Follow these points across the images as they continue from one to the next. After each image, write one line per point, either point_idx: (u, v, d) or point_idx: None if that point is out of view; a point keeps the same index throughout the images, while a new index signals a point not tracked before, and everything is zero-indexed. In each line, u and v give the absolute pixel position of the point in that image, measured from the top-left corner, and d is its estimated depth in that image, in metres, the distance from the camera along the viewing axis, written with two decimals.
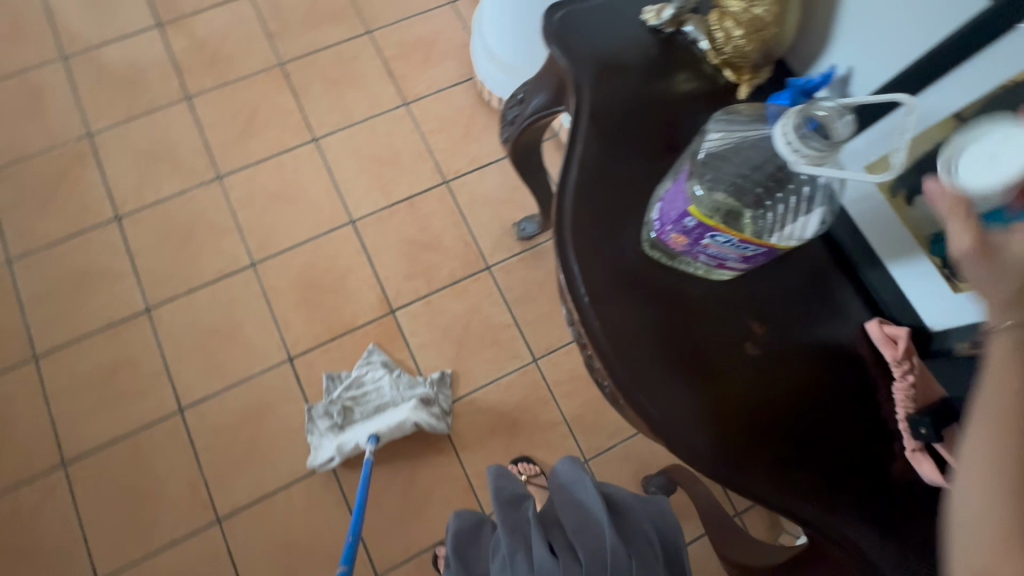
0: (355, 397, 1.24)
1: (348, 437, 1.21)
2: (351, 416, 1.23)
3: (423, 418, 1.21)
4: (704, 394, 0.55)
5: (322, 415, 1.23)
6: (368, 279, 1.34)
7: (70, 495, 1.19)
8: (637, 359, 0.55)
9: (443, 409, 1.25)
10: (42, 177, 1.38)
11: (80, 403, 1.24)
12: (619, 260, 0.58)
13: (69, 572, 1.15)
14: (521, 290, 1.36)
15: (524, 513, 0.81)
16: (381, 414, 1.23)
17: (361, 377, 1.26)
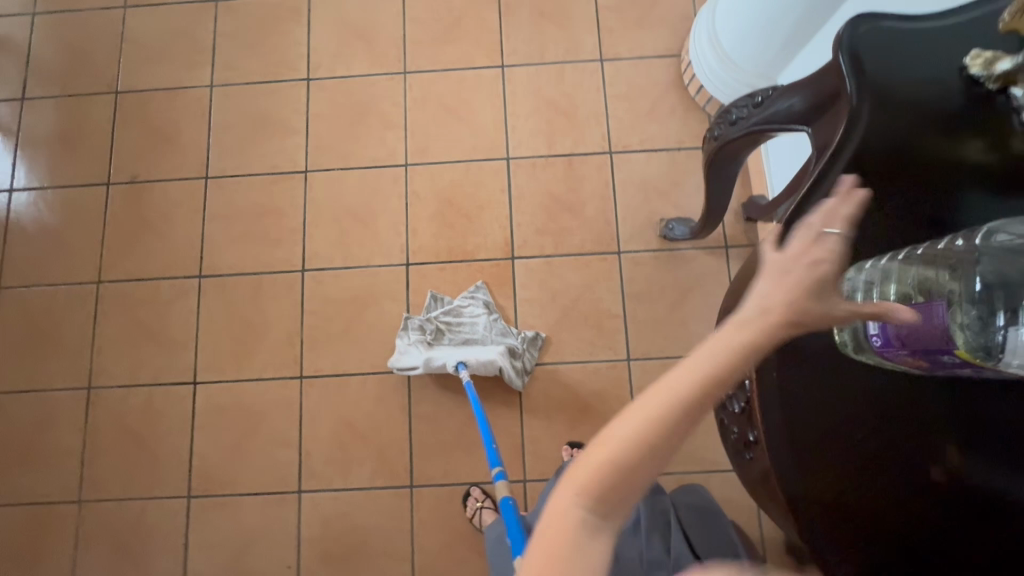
0: (450, 323, 1.28)
1: (436, 353, 1.23)
2: (443, 338, 1.27)
3: (508, 367, 1.23)
4: (858, 497, 0.50)
5: (418, 327, 1.27)
6: (502, 219, 1.35)
7: (197, 304, 1.34)
8: (797, 423, 0.51)
9: (523, 369, 1.26)
10: (259, 19, 1.48)
11: (227, 230, 1.37)
12: (821, 322, 0.52)
13: (176, 365, 1.31)
14: (642, 286, 1.31)
15: (661, 505, 0.97)
16: (470, 348, 1.26)
17: (463, 309, 1.29)
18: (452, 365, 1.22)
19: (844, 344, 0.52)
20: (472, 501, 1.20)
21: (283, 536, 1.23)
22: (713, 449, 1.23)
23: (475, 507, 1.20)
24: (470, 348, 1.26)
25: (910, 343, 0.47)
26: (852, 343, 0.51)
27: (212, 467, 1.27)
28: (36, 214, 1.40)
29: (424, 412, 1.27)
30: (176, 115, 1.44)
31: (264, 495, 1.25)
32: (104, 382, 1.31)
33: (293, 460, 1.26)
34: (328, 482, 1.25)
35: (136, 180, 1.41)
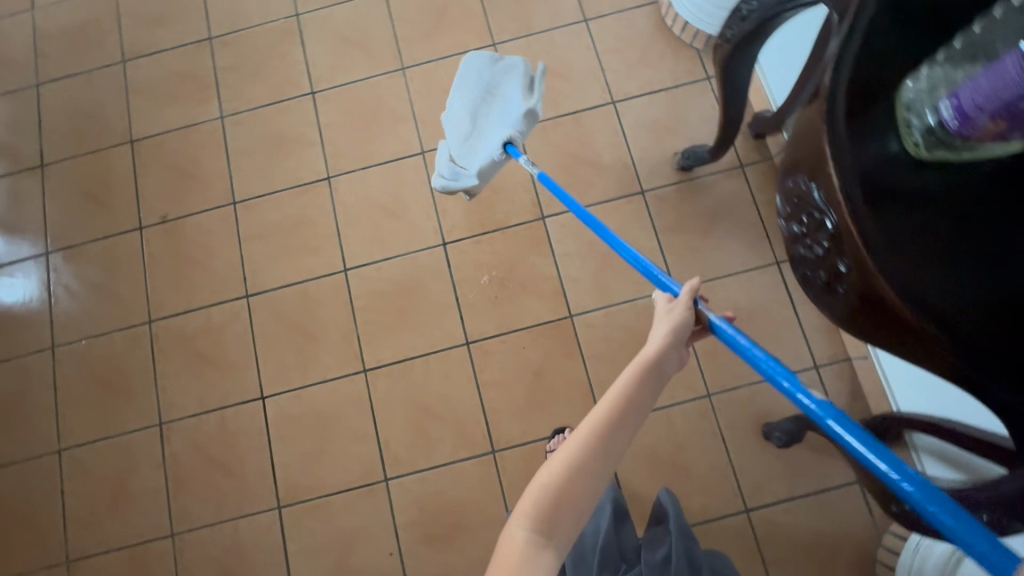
0: (503, 101, 1.15)
1: (459, 100, 1.16)
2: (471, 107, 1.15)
3: (448, 166, 1.17)
4: (965, 287, 0.55)
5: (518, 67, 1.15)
6: (525, 184, 1.39)
7: (250, 323, 1.37)
8: (893, 231, 0.56)
9: (454, 179, 1.18)
10: (255, 48, 1.54)
11: (265, 247, 1.41)
12: (883, 150, 0.58)
13: (241, 384, 1.34)
14: (672, 218, 1.35)
15: (693, 547, 1.01)
16: (468, 137, 1.15)
17: (511, 120, 1.12)
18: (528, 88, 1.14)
19: (916, 146, 0.57)
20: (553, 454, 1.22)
21: (379, 526, 1.25)
22: (773, 356, 1.28)
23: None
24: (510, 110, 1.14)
25: (985, 107, 0.50)
26: (928, 142, 0.56)
27: (296, 476, 1.28)
28: (77, 271, 1.43)
29: (491, 379, 1.30)
30: (195, 151, 1.48)
31: (353, 491, 1.26)
32: (175, 416, 1.33)
33: (373, 452, 1.28)
34: (411, 465, 1.27)
35: (167, 218, 1.45)
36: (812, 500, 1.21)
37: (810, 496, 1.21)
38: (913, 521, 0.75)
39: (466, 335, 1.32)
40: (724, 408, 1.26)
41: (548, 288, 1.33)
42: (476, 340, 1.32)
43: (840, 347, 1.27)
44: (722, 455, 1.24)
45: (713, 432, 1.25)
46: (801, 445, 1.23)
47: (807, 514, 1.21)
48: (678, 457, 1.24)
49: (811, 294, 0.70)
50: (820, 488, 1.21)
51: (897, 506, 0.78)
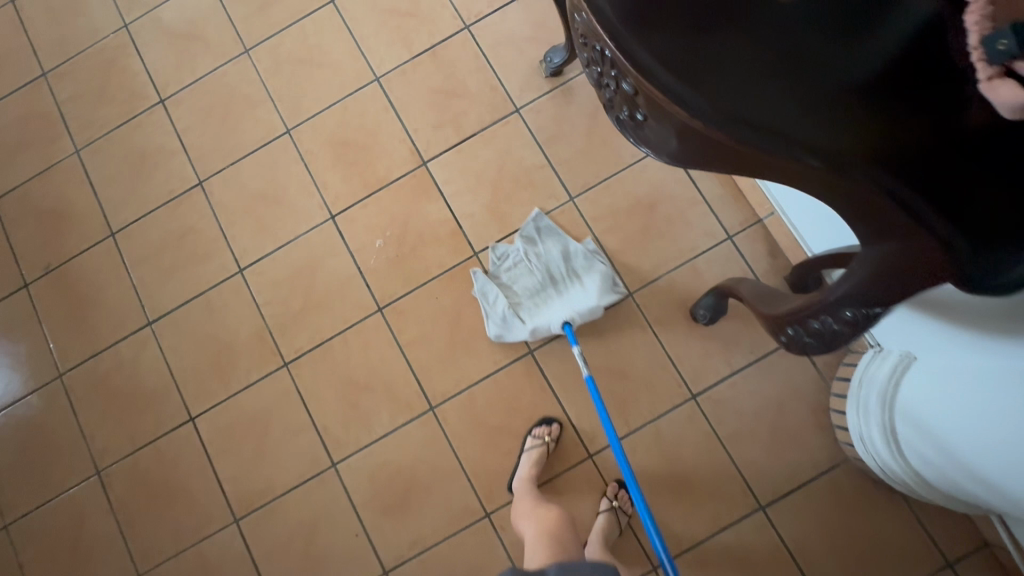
0: (575, 286, 1.22)
1: (534, 258, 1.23)
2: (537, 279, 1.22)
3: (503, 314, 1.21)
4: (747, 65, 0.49)
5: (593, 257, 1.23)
6: (398, 134, 1.33)
7: (160, 349, 1.32)
8: (659, 30, 0.50)
9: (501, 328, 1.21)
10: (92, 71, 1.46)
11: (155, 270, 1.35)
12: None
13: (167, 411, 1.30)
14: (553, 129, 1.30)
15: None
16: (527, 313, 1.21)
17: (570, 299, 1.20)
18: (560, 259, 1.23)
19: None
20: (533, 440, 1.18)
21: (339, 511, 1.22)
22: (685, 238, 1.24)
23: (536, 444, 1.17)
24: (550, 258, 1.23)
25: None
26: None
27: (245, 486, 1.25)
28: None
29: (412, 337, 1.26)
30: (58, 192, 1.41)
31: (304, 484, 1.24)
32: (111, 460, 1.29)
33: (314, 441, 1.25)
34: (355, 444, 1.24)
35: (51, 268, 1.39)
36: (754, 369, 1.18)
37: (751, 365, 1.18)
38: (809, 335, 0.66)
39: (376, 302, 1.28)
40: (649, 303, 1.23)
41: (446, 232, 1.29)
42: (388, 304, 1.27)
43: (749, 211, 1.23)
44: (657, 349, 1.21)
45: (642, 329, 1.21)
46: (732, 317, 1.20)
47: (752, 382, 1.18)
48: (613, 364, 1.21)
49: (629, 138, 0.62)
50: (760, 354, 1.18)
51: (791, 325, 0.69)
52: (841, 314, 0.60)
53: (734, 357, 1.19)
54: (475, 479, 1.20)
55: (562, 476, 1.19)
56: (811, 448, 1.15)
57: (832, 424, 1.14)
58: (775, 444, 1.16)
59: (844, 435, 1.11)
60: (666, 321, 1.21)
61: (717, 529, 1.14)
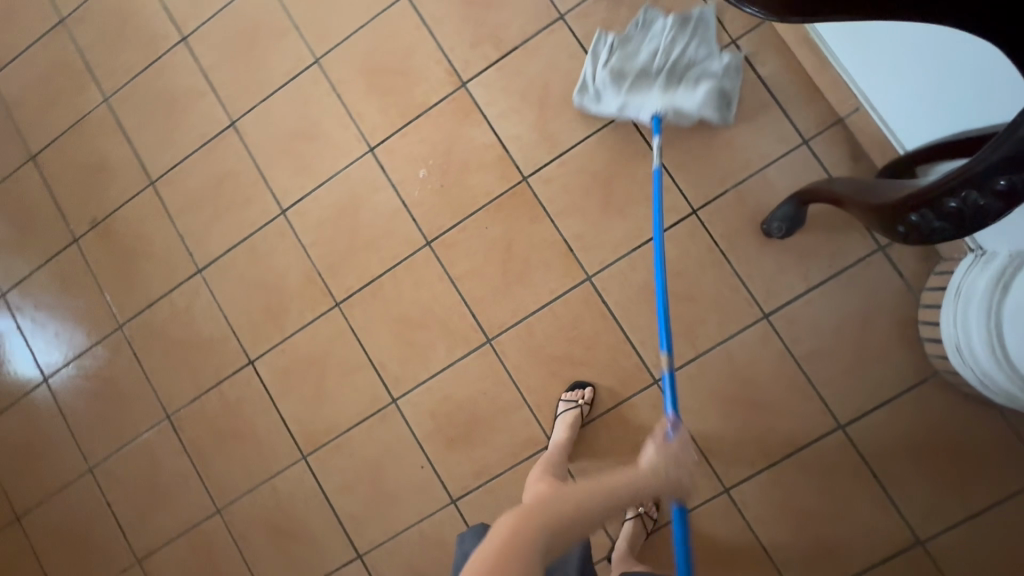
0: (683, 91, 1.09)
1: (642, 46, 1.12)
2: (653, 65, 1.10)
3: (600, 83, 1.13)
4: None
5: (726, 71, 1.10)
6: (433, 54, 1.24)
7: (212, 296, 1.32)
8: None
9: (599, 102, 1.14)
10: (110, 13, 1.39)
11: (199, 217, 1.33)
12: None
13: (227, 355, 1.31)
14: (600, 35, 1.18)
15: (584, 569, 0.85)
16: (624, 88, 1.11)
17: (671, 95, 1.09)
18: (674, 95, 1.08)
19: None
20: (567, 403, 1.14)
21: (402, 445, 1.23)
22: (754, 146, 1.13)
23: (569, 407, 1.13)
24: (674, 94, 1.09)
25: None
26: None
27: (309, 424, 1.27)
28: (38, 302, 1.41)
29: (464, 270, 1.21)
30: (94, 144, 1.39)
31: (367, 420, 1.25)
32: (178, 404, 1.33)
33: (373, 378, 1.25)
34: (413, 379, 1.23)
35: (97, 221, 1.38)
36: (833, 284, 1.10)
37: (829, 281, 1.10)
38: (941, 219, 0.58)
39: (424, 236, 1.23)
40: (715, 220, 1.14)
41: (490, 158, 1.21)
42: (436, 238, 1.23)
43: (826, 111, 1.11)
44: (725, 269, 1.13)
45: (708, 247, 1.14)
46: (808, 230, 1.11)
47: (831, 298, 1.10)
48: (678, 287, 1.15)
49: None
50: (840, 267, 1.10)
51: (916, 210, 0.61)
52: (989, 185, 0.52)
53: (809, 272, 1.11)
54: (537, 410, 1.19)
55: (627, 403, 1.16)
56: (894, 364, 1.08)
57: (921, 338, 1.07)
58: (856, 360, 1.10)
59: (935, 349, 1.03)
60: (735, 238, 1.13)
61: (794, 449, 1.11)
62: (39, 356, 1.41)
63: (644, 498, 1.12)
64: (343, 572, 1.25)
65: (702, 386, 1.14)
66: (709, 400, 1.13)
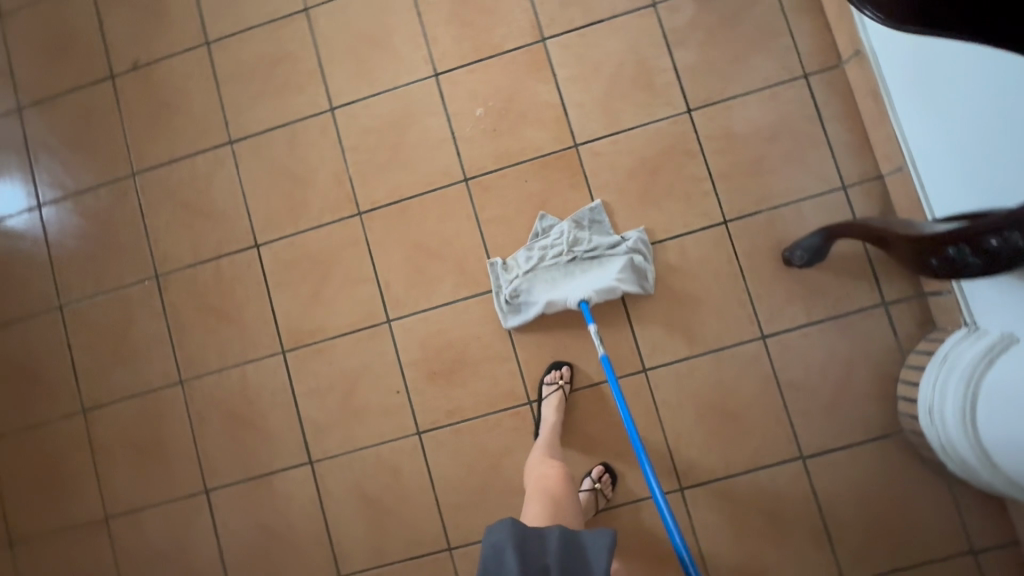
0: (595, 270, 1.18)
1: (557, 258, 1.18)
2: (563, 258, 1.18)
3: (519, 292, 1.18)
4: None
5: (636, 244, 1.18)
6: (522, 2, 1.25)
7: (236, 171, 1.30)
8: None
9: (516, 314, 1.20)
10: None
11: (245, 90, 1.31)
12: None
13: (234, 232, 1.29)
14: (685, 33, 1.22)
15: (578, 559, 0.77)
16: (543, 287, 1.18)
17: (586, 283, 1.16)
18: (591, 289, 1.15)
19: None
20: (549, 385, 1.17)
21: (384, 366, 1.23)
22: (796, 178, 1.18)
23: (552, 390, 1.16)
24: (590, 277, 1.17)
25: None
26: None
27: (297, 322, 1.26)
28: (53, 126, 1.36)
29: (492, 215, 1.23)
30: None
31: (356, 332, 1.25)
32: (170, 267, 1.30)
33: (373, 294, 1.25)
34: (413, 306, 1.23)
35: (139, 64, 1.34)
36: (832, 325, 1.15)
37: (829, 321, 1.16)
38: (975, 255, 0.63)
39: (463, 172, 1.24)
40: (741, 236, 1.18)
41: (548, 116, 1.23)
42: (474, 177, 1.24)
43: (870, 165, 1.17)
44: (738, 283, 1.18)
45: (728, 259, 1.18)
46: (824, 269, 1.16)
47: (826, 337, 1.16)
48: (690, 287, 1.18)
49: None
50: (842, 311, 1.15)
51: (955, 245, 0.66)
52: None
53: (813, 307, 1.16)
54: (525, 367, 1.20)
55: (611, 383, 1.19)
56: (866, 413, 1.14)
57: (896, 395, 1.13)
58: (833, 400, 1.15)
59: (907, 407, 1.09)
60: (756, 257, 1.18)
61: (753, 468, 1.15)
62: (38, 181, 1.36)
63: (601, 469, 1.16)
64: (289, 474, 1.24)
65: (685, 387, 1.17)
66: (688, 401, 1.17)
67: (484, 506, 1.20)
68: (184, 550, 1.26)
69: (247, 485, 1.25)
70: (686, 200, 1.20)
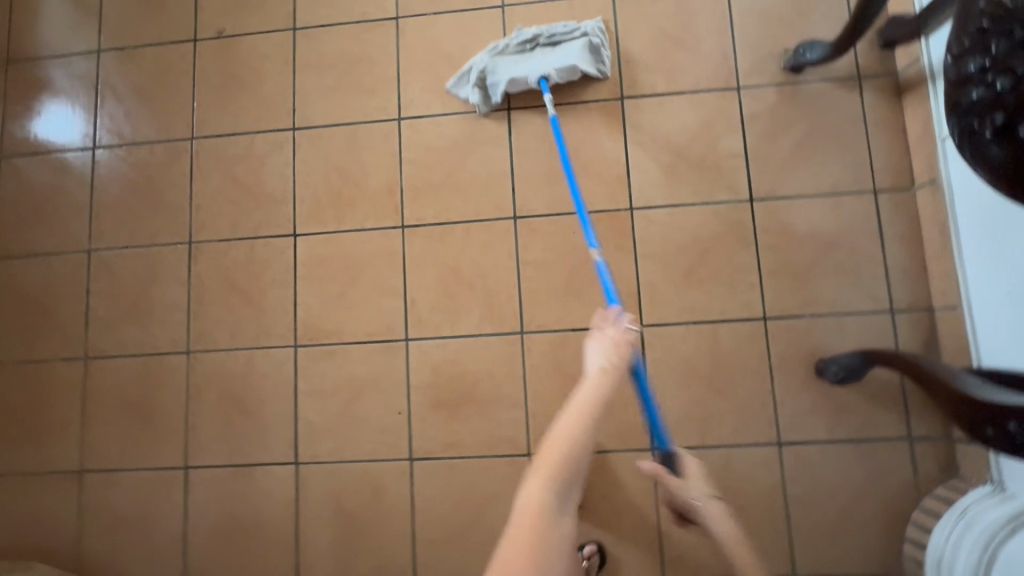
0: (532, 55, 1.22)
1: (496, 68, 1.22)
2: (527, 46, 1.23)
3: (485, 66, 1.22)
4: None
5: (593, 30, 1.22)
6: (609, 58, 1.25)
7: (292, 157, 1.30)
8: None
9: (487, 100, 1.25)
10: None
11: (320, 81, 1.32)
12: None
13: (275, 216, 1.28)
14: (763, 123, 1.22)
15: None
16: (479, 94, 1.24)
17: (527, 68, 1.20)
18: (524, 74, 1.20)
19: None
20: None
21: (392, 384, 1.21)
22: (846, 291, 1.16)
23: None
24: (530, 64, 1.21)
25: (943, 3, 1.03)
26: None
27: (316, 319, 1.24)
28: (126, 74, 1.37)
29: (533, 258, 1.21)
30: None
31: (372, 343, 1.23)
32: (205, 236, 1.29)
33: (398, 309, 1.23)
34: (435, 330, 1.22)
35: (224, 34, 1.36)
36: (852, 448, 1.12)
37: (850, 443, 1.12)
38: None
39: (514, 209, 1.23)
40: (778, 336, 1.16)
41: (610, 173, 1.22)
42: (524, 217, 1.23)
43: (923, 294, 1.14)
44: (766, 383, 1.15)
45: (760, 356, 1.15)
46: (855, 388, 1.13)
47: (843, 458, 1.12)
48: (715, 376, 1.16)
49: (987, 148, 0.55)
50: (866, 436, 1.12)
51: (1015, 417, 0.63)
52: None
53: (837, 425, 1.12)
54: (532, 417, 1.18)
55: (616, 455, 1.16)
56: (869, 547, 1.10)
57: (904, 536, 1.09)
58: (838, 525, 1.11)
59: (914, 551, 1.05)
60: (789, 361, 1.15)
61: None
62: (99, 123, 1.37)
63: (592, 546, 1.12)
64: (272, 470, 1.21)
65: None
66: None
67: (459, 549, 1.16)
68: (149, 522, 1.23)
69: (227, 471, 1.22)
70: (730, 288, 1.18)
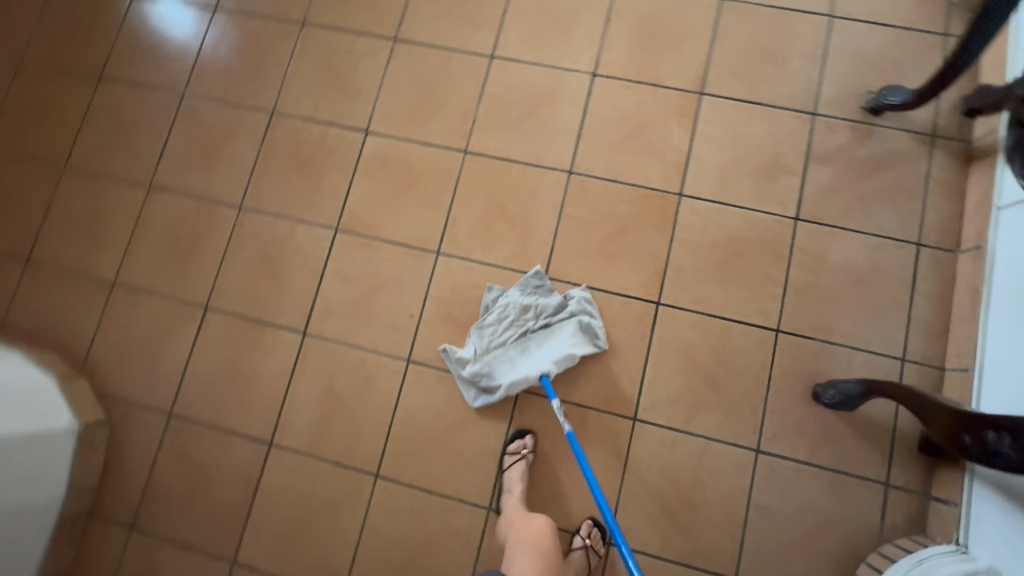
0: (540, 340, 1.20)
1: (495, 349, 1.20)
2: (528, 313, 1.21)
3: (483, 369, 1.18)
4: None
5: (581, 307, 1.21)
6: (700, 54, 1.31)
7: (386, 63, 1.39)
8: None
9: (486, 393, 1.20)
10: None
11: (431, 5, 1.41)
12: None
13: (354, 111, 1.37)
14: (828, 151, 1.25)
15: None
16: (483, 379, 1.19)
17: (535, 365, 1.18)
18: (537, 371, 1.16)
19: None
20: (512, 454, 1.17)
21: (412, 288, 1.27)
22: (863, 328, 1.17)
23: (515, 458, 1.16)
24: (536, 360, 1.19)
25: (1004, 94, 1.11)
26: None
27: (362, 211, 1.32)
28: None
29: (576, 213, 1.27)
30: None
31: (405, 247, 1.29)
32: (287, 111, 1.39)
33: (438, 223, 1.30)
34: (466, 252, 1.28)
35: None
36: (827, 476, 1.13)
37: (826, 471, 1.13)
38: None
39: (571, 164, 1.29)
40: (785, 351, 1.18)
41: (671, 157, 1.27)
42: (578, 173, 1.28)
43: (938, 353, 1.15)
44: (760, 390, 1.17)
45: (762, 364, 1.17)
46: (846, 422, 1.14)
47: (816, 483, 1.13)
48: (714, 370, 1.18)
49: None
50: (843, 469, 1.13)
51: None
52: None
53: (819, 450, 1.14)
54: None
55: (598, 414, 1.19)
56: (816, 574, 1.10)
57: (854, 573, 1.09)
58: (792, 544, 1.11)
59: None
60: (789, 376, 1.17)
61: (684, 563, 1.13)
62: None
63: (590, 524, 1.14)
64: (280, 333, 1.28)
65: (663, 455, 1.16)
66: (658, 470, 1.16)
67: (427, 456, 1.20)
68: (157, 346, 1.31)
69: (242, 322, 1.30)
70: (752, 293, 1.21)
